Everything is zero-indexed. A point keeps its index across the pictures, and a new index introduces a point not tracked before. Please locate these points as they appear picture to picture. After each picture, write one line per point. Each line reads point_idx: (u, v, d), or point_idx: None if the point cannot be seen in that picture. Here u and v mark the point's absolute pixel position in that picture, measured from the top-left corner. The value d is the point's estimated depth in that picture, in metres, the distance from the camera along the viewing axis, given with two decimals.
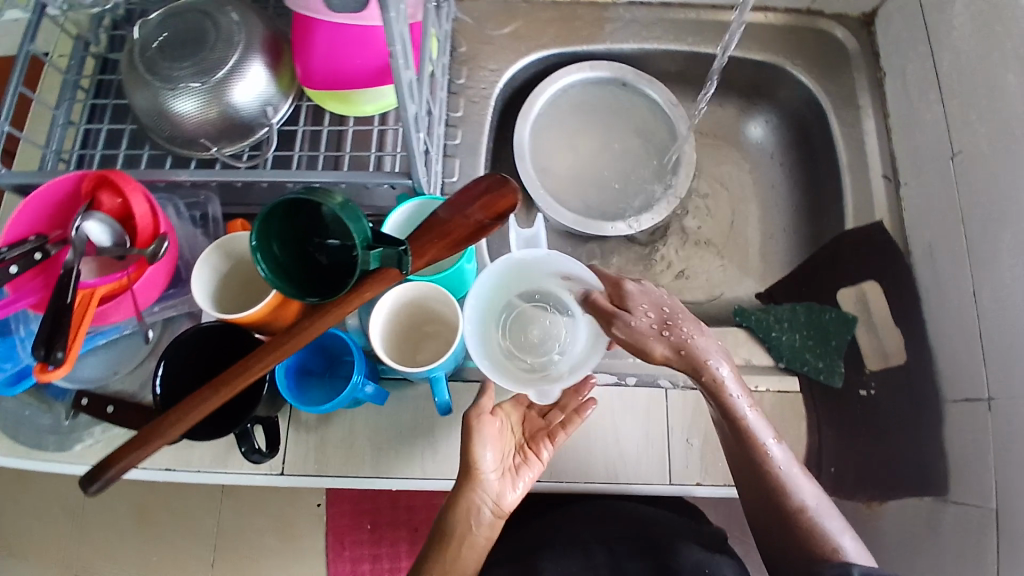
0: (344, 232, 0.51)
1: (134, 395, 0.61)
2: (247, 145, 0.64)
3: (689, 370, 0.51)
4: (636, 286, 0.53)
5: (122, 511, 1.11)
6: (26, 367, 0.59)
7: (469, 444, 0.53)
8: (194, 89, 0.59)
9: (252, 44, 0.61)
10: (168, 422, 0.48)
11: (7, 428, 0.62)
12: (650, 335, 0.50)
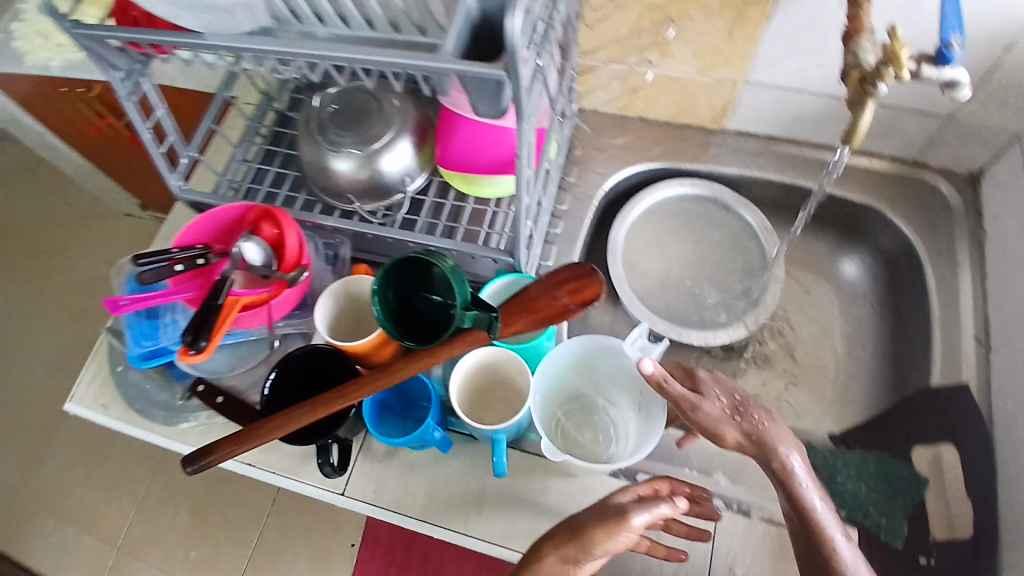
0: (448, 290, 0.59)
1: (241, 392, 0.70)
2: (383, 205, 0.75)
3: (760, 457, 0.50)
4: (709, 375, 0.56)
5: (255, 499, 1.49)
6: (161, 348, 0.68)
7: (612, 538, 0.48)
8: (353, 154, 0.71)
9: (405, 125, 0.73)
10: (272, 425, 0.58)
11: (130, 396, 0.73)
12: (723, 419, 0.52)
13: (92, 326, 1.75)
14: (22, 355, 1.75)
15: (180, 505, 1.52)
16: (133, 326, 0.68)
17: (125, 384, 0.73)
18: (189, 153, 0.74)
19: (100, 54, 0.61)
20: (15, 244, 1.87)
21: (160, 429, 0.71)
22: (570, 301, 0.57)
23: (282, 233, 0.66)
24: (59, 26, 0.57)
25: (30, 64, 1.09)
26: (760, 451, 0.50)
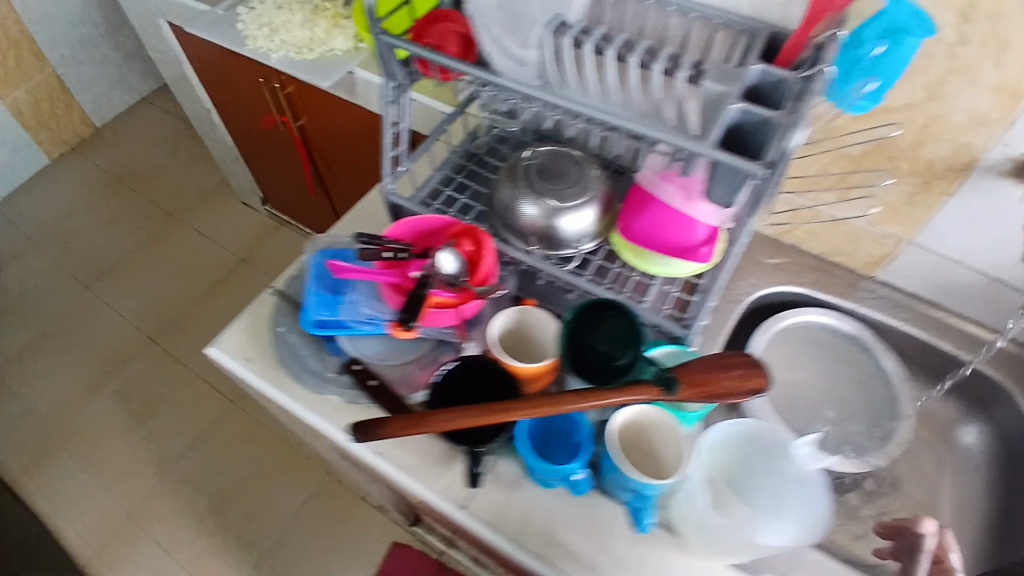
0: (623, 343, 0.65)
1: (392, 382, 0.73)
2: (555, 255, 0.81)
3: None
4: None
5: (285, 503, 1.50)
6: (333, 320, 0.72)
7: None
8: (547, 205, 0.78)
9: (596, 191, 0.80)
10: (446, 418, 0.61)
11: (284, 356, 0.76)
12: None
13: (178, 291, 1.84)
14: (104, 298, 1.82)
15: (212, 483, 1.53)
16: (315, 295, 0.73)
17: (280, 343, 0.76)
18: (406, 163, 0.82)
19: (386, 62, 0.69)
20: (133, 198, 2.02)
21: (301, 396, 0.74)
22: (737, 387, 0.62)
23: (480, 251, 0.71)
24: (372, 31, 0.65)
25: (249, 48, 1.19)
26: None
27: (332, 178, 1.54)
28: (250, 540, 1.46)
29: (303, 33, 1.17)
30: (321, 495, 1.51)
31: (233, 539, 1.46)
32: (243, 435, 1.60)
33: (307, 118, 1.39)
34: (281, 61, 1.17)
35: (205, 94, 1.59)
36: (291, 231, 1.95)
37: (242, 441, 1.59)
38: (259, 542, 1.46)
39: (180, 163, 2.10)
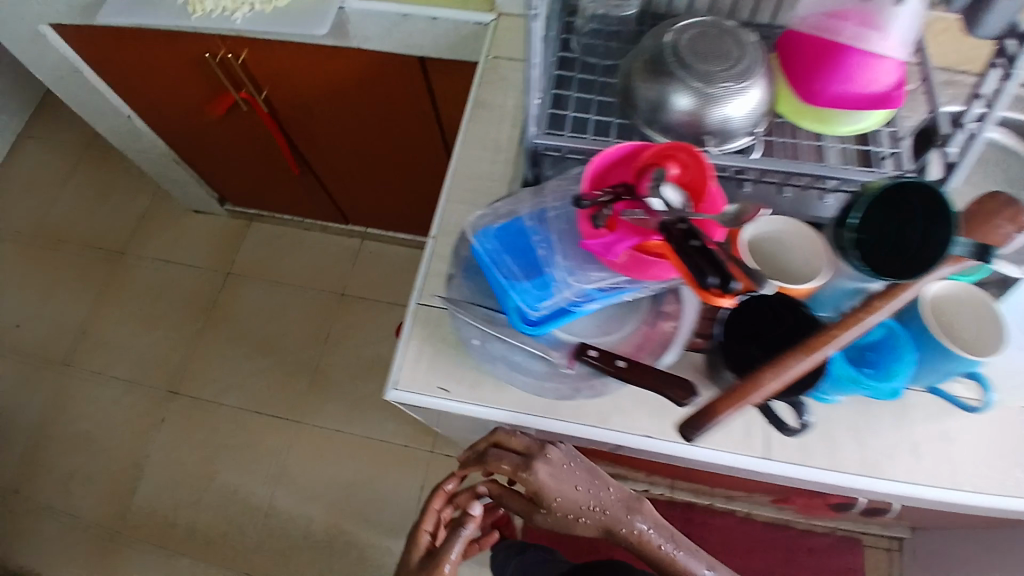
0: (893, 223, 0.55)
1: (634, 357, 0.61)
2: (729, 148, 0.70)
3: (625, 519, 0.63)
4: (544, 473, 0.64)
5: (402, 496, 1.42)
6: (558, 308, 0.59)
7: (643, 542, 0.63)
8: (728, 88, 0.67)
9: (761, 62, 0.69)
10: (769, 376, 0.52)
11: (491, 365, 0.62)
12: (635, 509, 0.65)
13: (172, 332, 1.59)
14: (92, 370, 1.56)
15: (318, 508, 1.42)
16: (519, 290, 0.59)
17: (482, 355, 0.62)
18: (539, 95, 0.66)
19: None
20: (64, 251, 1.69)
21: (536, 407, 0.62)
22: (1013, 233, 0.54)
23: (700, 174, 0.58)
24: None
25: (200, 19, 0.90)
26: (619, 507, 0.65)
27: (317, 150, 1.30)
28: (385, 546, 1.38)
29: None
30: (435, 476, 1.43)
31: (368, 546, 1.38)
32: (324, 448, 1.47)
33: (277, 87, 1.13)
34: (247, 22, 0.89)
35: (119, 100, 1.28)
36: (267, 223, 1.69)
37: (328, 456, 1.46)
38: (395, 541, 1.38)
39: (99, 196, 1.76)
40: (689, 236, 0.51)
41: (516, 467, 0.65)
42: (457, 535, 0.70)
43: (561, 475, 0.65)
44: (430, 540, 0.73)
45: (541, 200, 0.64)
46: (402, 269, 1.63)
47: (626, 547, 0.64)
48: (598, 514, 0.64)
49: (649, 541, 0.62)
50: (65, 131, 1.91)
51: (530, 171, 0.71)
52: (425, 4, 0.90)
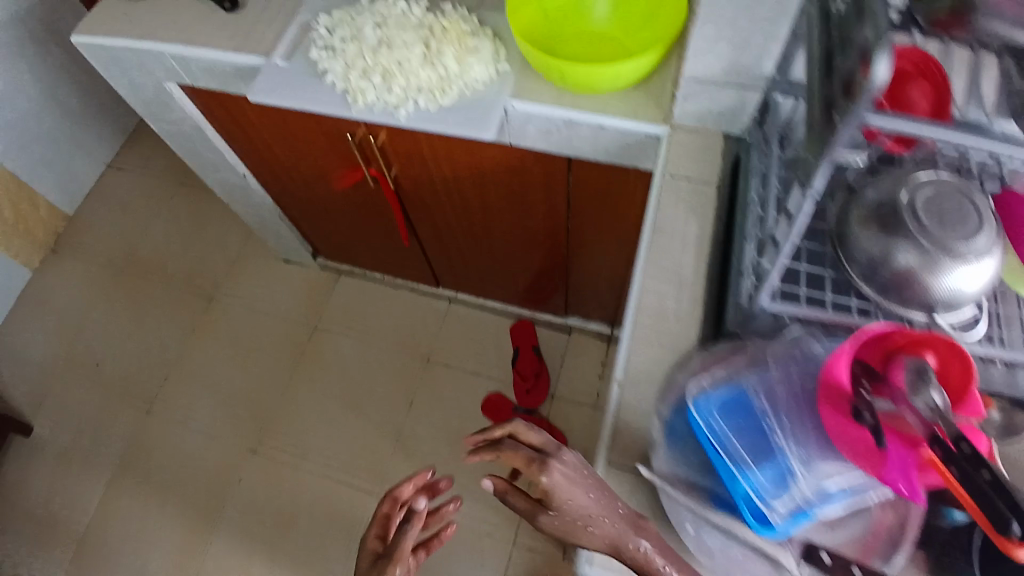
0: None
1: (872, 564, 0.56)
2: (954, 322, 0.65)
3: (627, 535, 0.56)
4: (558, 472, 0.57)
5: None
6: (799, 507, 0.53)
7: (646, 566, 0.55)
8: (970, 260, 0.60)
9: (998, 231, 0.61)
10: None
11: (707, 558, 0.58)
12: (638, 528, 0.57)
13: (256, 383, 1.60)
14: (175, 413, 1.58)
15: None
16: (757, 483, 0.55)
17: (697, 545, 0.59)
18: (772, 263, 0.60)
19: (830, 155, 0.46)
20: (155, 288, 1.74)
21: None
22: None
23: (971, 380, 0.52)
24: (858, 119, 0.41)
25: (363, 110, 0.86)
26: (629, 521, 0.57)
27: (433, 224, 1.29)
28: None
29: (429, 72, 0.84)
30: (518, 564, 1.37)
31: None
32: None
33: (402, 167, 1.11)
34: (411, 117, 0.85)
35: (236, 160, 1.31)
36: (354, 278, 1.73)
37: None
38: None
39: (193, 235, 1.82)
40: (978, 466, 0.46)
41: (529, 460, 0.59)
42: (404, 531, 0.71)
43: (574, 480, 0.57)
44: (378, 543, 0.77)
45: (764, 370, 0.59)
46: (487, 337, 1.63)
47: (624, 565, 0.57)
48: (604, 526, 0.56)
49: (653, 564, 0.55)
50: (158, 165, 1.95)
51: (732, 311, 0.66)
52: (592, 109, 0.84)
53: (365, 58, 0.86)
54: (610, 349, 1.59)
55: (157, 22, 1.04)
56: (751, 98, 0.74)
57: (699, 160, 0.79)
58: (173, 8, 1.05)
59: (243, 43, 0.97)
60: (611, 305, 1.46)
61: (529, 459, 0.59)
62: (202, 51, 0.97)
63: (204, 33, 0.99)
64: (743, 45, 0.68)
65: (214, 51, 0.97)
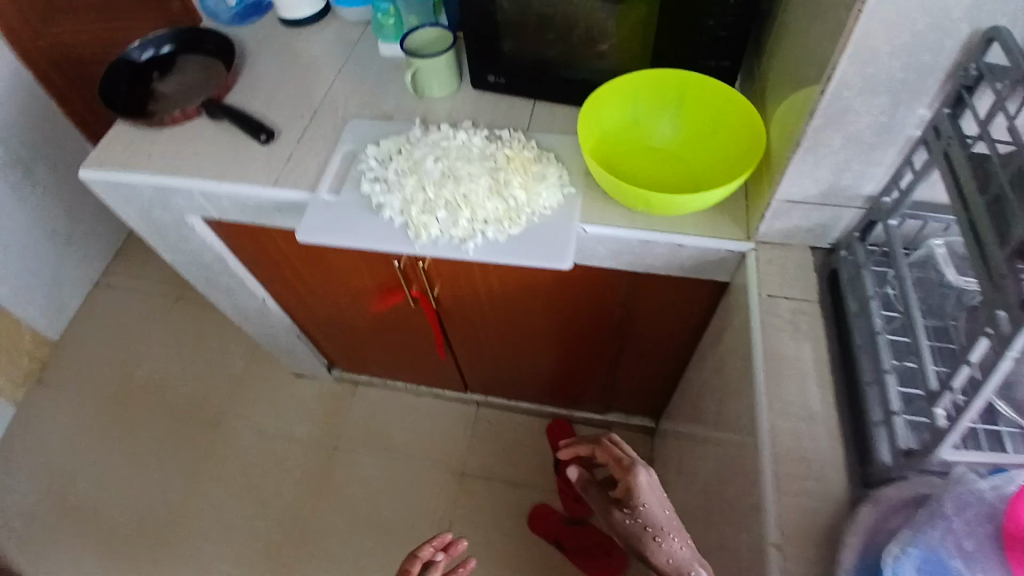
0: None
1: None
2: None
3: (669, 541, 0.76)
4: (643, 477, 0.79)
5: None
6: None
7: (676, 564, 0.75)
8: None
9: None
10: None
11: None
12: (678, 543, 0.76)
13: (276, 516, 1.45)
14: (183, 558, 1.41)
15: None
16: None
17: None
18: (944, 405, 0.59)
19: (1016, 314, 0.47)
20: (154, 416, 1.60)
21: None
22: None
23: None
24: None
25: (424, 245, 0.80)
26: (675, 524, 0.78)
27: (471, 335, 1.23)
28: None
29: (495, 203, 0.80)
30: None
31: None
32: None
33: (447, 287, 1.06)
34: (479, 250, 0.80)
35: (256, 284, 1.23)
36: (373, 387, 1.63)
37: None
38: None
39: (191, 355, 1.70)
40: None
41: (624, 464, 0.83)
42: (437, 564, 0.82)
43: (651, 489, 0.79)
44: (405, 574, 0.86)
45: (945, 518, 0.58)
46: (522, 441, 1.54)
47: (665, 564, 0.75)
48: (657, 526, 0.77)
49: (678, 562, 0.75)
50: (149, 283, 1.84)
51: (883, 451, 0.65)
52: (669, 229, 0.80)
53: (427, 194, 0.81)
54: (653, 444, 1.52)
55: (181, 152, 0.97)
56: (846, 216, 0.72)
57: (791, 276, 0.77)
58: (198, 137, 0.99)
59: (283, 175, 0.91)
60: (655, 401, 1.40)
61: (625, 464, 0.84)
62: (239, 184, 0.91)
63: (238, 164, 0.93)
64: (844, 170, 0.66)
65: (246, 184, 0.91)
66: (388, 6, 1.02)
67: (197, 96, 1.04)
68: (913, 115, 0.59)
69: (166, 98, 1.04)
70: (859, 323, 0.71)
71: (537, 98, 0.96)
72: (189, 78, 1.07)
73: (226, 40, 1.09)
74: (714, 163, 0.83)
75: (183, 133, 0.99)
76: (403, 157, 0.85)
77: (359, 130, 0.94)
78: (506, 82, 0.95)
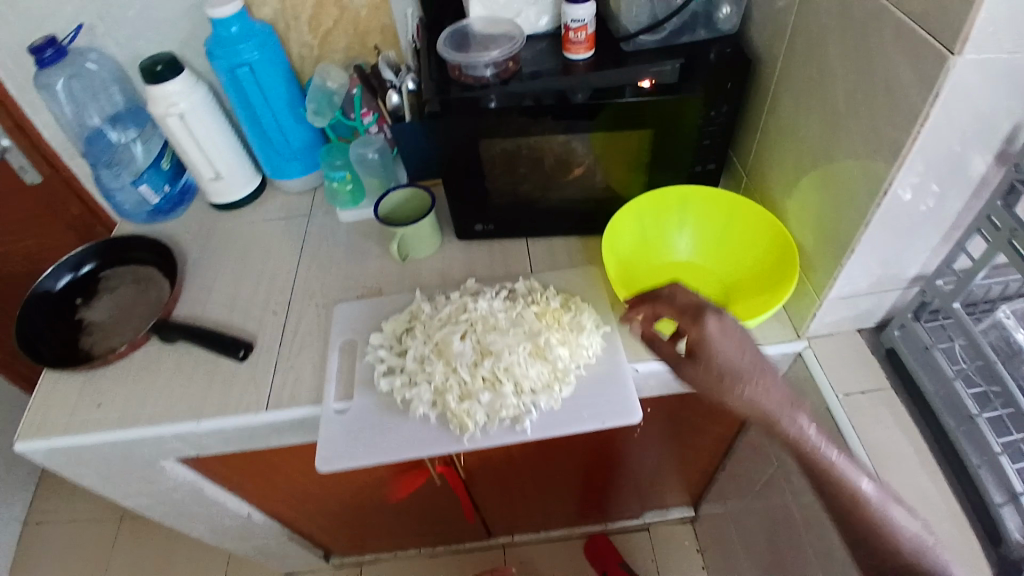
0: None
1: None
2: None
3: (752, 390, 0.60)
4: (712, 324, 0.62)
5: None
6: None
7: (755, 402, 0.60)
8: None
9: None
10: None
11: None
12: (765, 386, 0.60)
13: None
14: None
15: None
16: None
17: None
18: None
19: None
20: None
21: None
22: None
23: None
24: None
25: (473, 439, 0.69)
26: (761, 367, 0.61)
27: (499, 487, 1.10)
28: None
29: (537, 368, 0.71)
30: None
31: None
32: None
33: (472, 454, 0.94)
34: (536, 427, 0.70)
35: (237, 501, 1.04)
36: (381, 562, 1.42)
37: None
38: None
39: None
40: None
41: (681, 314, 0.64)
42: None
43: (728, 333, 0.62)
44: None
45: None
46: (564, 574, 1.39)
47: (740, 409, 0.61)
48: (737, 374, 0.60)
49: (761, 401, 0.60)
50: (83, 510, 1.54)
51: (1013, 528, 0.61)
52: None
53: (462, 378, 0.71)
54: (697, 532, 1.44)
55: (142, 395, 0.80)
56: (891, 297, 0.73)
57: (851, 367, 0.76)
58: (148, 370, 0.83)
59: (280, 390, 0.78)
60: (694, 491, 1.32)
61: (693, 310, 0.64)
62: (230, 417, 0.76)
63: (216, 392, 0.79)
64: (892, 262, 0.67)
65: (230, 415, 0.76)
66: (343, 172, 0.96)
67: (142, 315, 0.90)
68: (956, 205, 0.61)
69: (101, 327, 0.88)
70: (945, 402, 0.69)
71: (529, 236, 0.92)
72: (124, 296, 0.92)
73: (162, 247, 0.96)
74: (760, 263, 0.80)
75: (138, 368, 0.83)
76: (417, 339, 0.75)
77: (346, 318, 0.83)
78: (495, 227, 0.90)
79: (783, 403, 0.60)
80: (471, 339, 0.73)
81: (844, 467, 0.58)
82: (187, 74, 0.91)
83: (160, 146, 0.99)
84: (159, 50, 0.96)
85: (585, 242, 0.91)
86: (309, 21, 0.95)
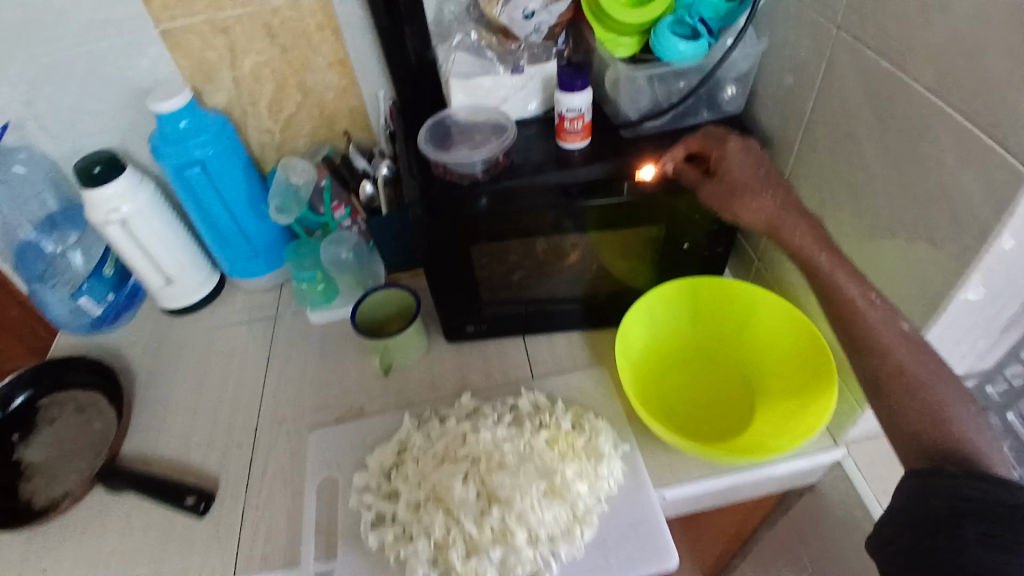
0: None
1: None
2: None
3: (765, 199, 0.60)
4: (734, 146, 0.64)
5: None
6: None
7: (757, 212, 0.60)
8: None
9: None
10: None
11: None
12: (778, 203, 0.60)
13: None
14: None
15: None
16: None
17: None
18: None
19: None
20: None
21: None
22: None
23: None
24: None
25: None
26: (779, 187, 0.61)
27: None
28: None
29: (552, 510, 0.61)
30: None
31: None
32: None
33: None
34: None
35: None
36: None
37: None
38: None
39: None
40: None
41: (708, 145, 0.66)
42: None
43: (748, 159, 0.64)
44: None
45: None
46: None
47: (753, 223, 0.60)
48: (749, 184, 0.61)
49: (766, 210, 0.60)
50: None
51: None
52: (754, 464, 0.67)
53: (466, 530, 0.60)
54: None
55: (81, 564, 0.67)
56: None
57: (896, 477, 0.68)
58: (91, 531, 0.69)
59: (251, 549, 0.66)
60: None
61: (719, 141, 0.66)
62: None
63: (175, 555, 0.66)
64: None
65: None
66: (313, 271, 0.87)
67: (85, 455, 0.76)
68: (1007, 312, 0.55)
69: (37, 473, 0.74)
70: None
71: (528, 333, 0.83)
72: (64, 431, 0.78)
73: (102, 366, 0.83)
74: (778, 356, 0.74)
75: (77, 526, 0.70)
76: (411, 481, 0.65)
77: (323, 449, 0.72)
78: (488, 328, 0.81)
79: (792, 215, 0.59)
80: (475, 481, 0.62)
81: (857, 300, 0.54)
82: (130, 172, 0.80)
83: (103, 250, 0.88)
84: (101, 144, 0.85)
85: (590, 336, 0.83)
86: (272, 107, 0.86)
